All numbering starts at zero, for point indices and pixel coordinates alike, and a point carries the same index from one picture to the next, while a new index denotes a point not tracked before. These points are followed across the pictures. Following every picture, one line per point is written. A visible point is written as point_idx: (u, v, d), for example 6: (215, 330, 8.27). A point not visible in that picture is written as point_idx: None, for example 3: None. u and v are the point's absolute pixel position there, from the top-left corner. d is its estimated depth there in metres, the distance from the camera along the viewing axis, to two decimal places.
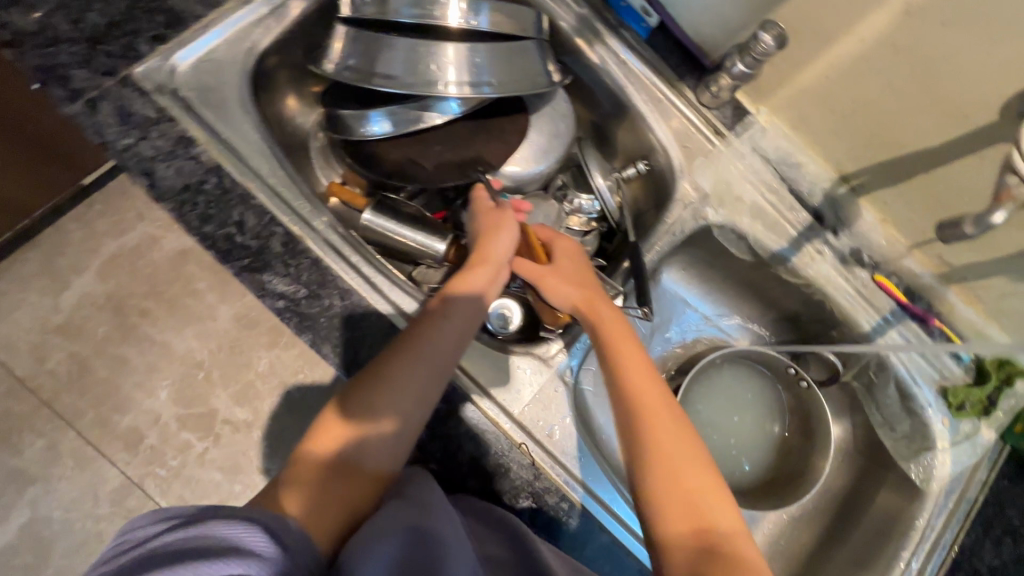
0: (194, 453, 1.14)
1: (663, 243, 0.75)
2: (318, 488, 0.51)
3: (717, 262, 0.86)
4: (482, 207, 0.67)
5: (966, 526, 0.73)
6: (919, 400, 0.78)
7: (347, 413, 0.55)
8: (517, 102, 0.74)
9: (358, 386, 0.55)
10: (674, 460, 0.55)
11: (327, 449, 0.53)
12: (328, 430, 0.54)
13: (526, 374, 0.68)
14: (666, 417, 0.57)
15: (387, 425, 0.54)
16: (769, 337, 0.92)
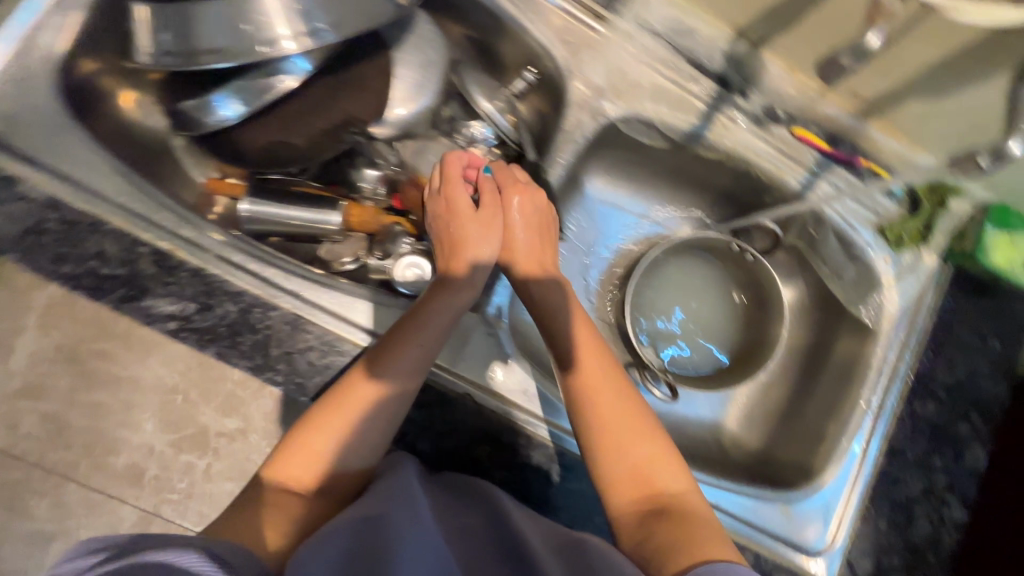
0: (196, 474, 0.91)
1: (567, 153, 0.70)
2: (296, 510, 0.51)
3: (637, 155, 0.80)
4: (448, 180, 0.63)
5: (918, 354, 0.75)
6: (859, 244, 0.77)
7: (313, 446, 0.53)
8: (371, 38, 0.67)
9: (328, 409, 0.54)
10: (625, 437, 0.56)
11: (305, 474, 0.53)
12: (296, 455, 0.53)
13: (456, 325, 0.65)
14: (616, 399, 0.58)
15: (370, 442, 0.54)
16: (712, 220, 0.89)
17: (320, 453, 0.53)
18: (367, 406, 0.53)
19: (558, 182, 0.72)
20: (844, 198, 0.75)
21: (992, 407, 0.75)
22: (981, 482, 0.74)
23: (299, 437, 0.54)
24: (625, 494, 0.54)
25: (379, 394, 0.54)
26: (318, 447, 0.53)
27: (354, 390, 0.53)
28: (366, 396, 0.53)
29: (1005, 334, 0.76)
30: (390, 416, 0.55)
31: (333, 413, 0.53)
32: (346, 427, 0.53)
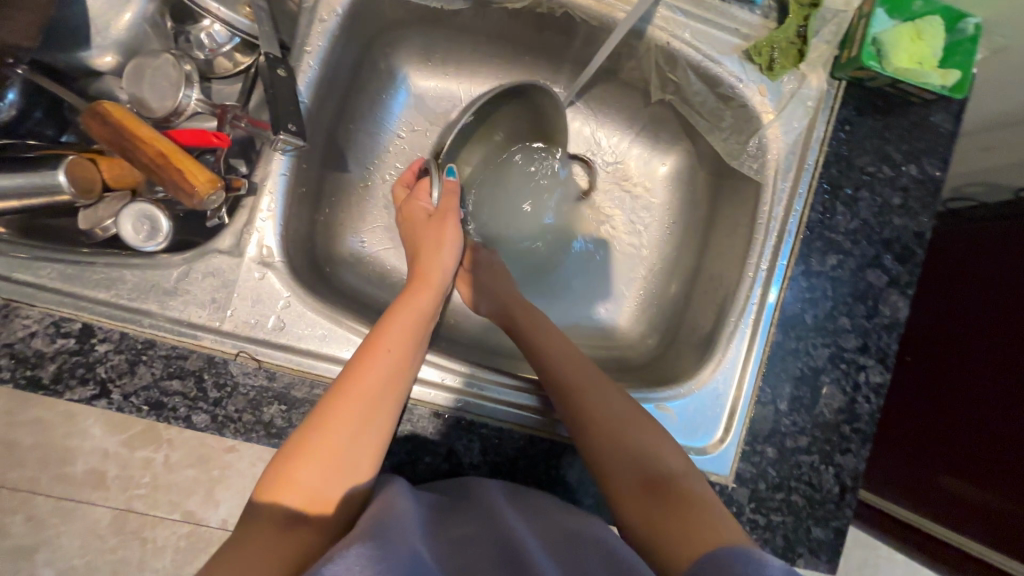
0: (158, 462, 0.93)
1: (321, 39, 0.55)
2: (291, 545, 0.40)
3: (442, 24, 0.65)
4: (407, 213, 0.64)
5: (811, 198, 0.62)
6: (727, 79, 0.61)
7: (307, 444, 0.44)
8: None
9: (325, 413, 0.45)
10: (609, 411, 0.53)
11: (287, 486, 0.42)
12: (296, 471, 0.43)
13: (213, 277, 0.53)
14: (604, 394, 0.54)
15: (360, 455, 0.45)
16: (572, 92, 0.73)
17: (326, 469, 0.43)
18: (376, 395, 0.47)
19: (315, 82, 0.56)
20: (693, 24, 0.60)
21: (908, 245, 0.63)
22: (899, 333, 0.63)
23: (291, 451, 0.44)
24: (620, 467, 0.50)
25: (383, 383, 0.48)
26: (313, 459, 0.43)
27: (362, 381, 0.47)
28: (354, 382, 0.47)
29: (914, 155, 0.63)
30: (395, 402, 0.48)
31: (325, 421, 0.45)
32: (340, 432, 0.44)
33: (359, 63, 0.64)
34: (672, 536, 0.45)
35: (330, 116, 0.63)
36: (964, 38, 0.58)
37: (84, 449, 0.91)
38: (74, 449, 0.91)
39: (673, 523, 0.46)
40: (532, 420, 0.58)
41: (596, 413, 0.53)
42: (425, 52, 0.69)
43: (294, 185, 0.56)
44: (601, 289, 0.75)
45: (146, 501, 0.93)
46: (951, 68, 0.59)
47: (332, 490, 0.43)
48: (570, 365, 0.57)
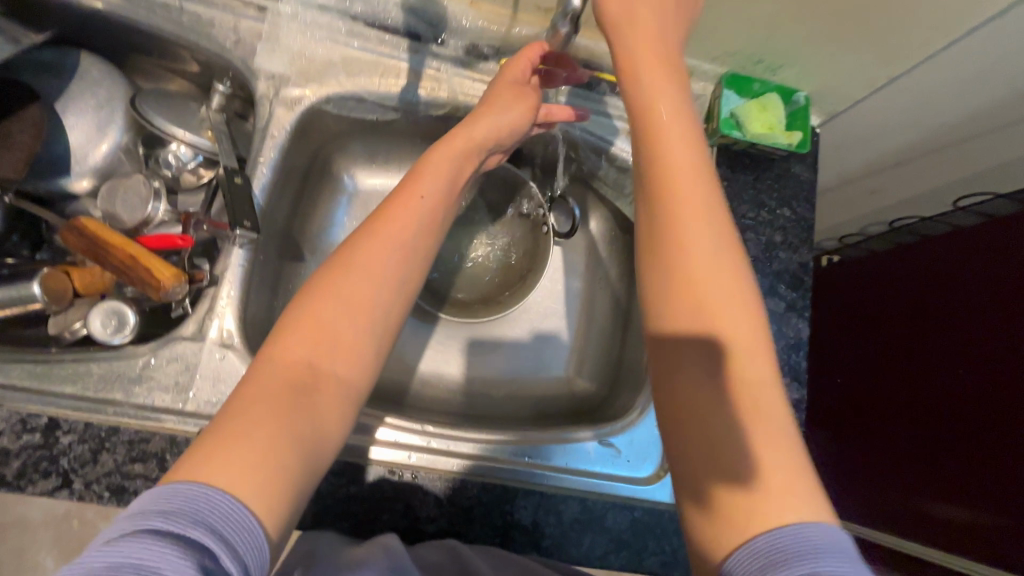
0: None
1: (271, 150, 0.65)
2: (278, 426, 0.36)
3: (380, 130, 0.77)
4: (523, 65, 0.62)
5: None
6: (620, 154, 0.73)
7: (321, 313, 0.42)
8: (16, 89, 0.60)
9: (335, 281, 0.43)
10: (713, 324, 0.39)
11: (297, 354, 0.40)
12: (302, 335, 0.41)
13: (175, 363, 0.57)
14: (711, 226, 0.42)
15: (382, 328, 0.44)
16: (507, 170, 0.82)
17: (339, 331, 0.41)
18: (400, 250, 0.47)
19: (268, 188, 0.65)
20: (585, 113, 0.73)
21: (796, 274, 0.73)
22: (805, 352, 0.71)
23: (306, 309, 0.42)
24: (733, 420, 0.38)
25: (402, 233, 0.47)
26: (328, 319, 0.41)
27: (371, 247, 0.46)
28: (376, 249, 0.45)
29: (785, 200, 0.75)
30: (406, 270, 0.47)
31: (345, 277, 0.44)
32: (359, 303, 0.43)
33: (308, 168, 0.74)
34: (713, 436, 0.38)
35: (284, 214, 0.71)
36: (800, 107, 0.73)
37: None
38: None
39: (722, 419, 0.38)
40: (487, 468, 0.62)
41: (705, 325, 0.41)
42: (368, 156, 0.80)
43: (252, 274, 0.63)
44: (563, 317, 0.83)
45: None
46: (795, 130, 0.73)
47: (349, 358, 0.41)
48: (676, 156, 0.43)
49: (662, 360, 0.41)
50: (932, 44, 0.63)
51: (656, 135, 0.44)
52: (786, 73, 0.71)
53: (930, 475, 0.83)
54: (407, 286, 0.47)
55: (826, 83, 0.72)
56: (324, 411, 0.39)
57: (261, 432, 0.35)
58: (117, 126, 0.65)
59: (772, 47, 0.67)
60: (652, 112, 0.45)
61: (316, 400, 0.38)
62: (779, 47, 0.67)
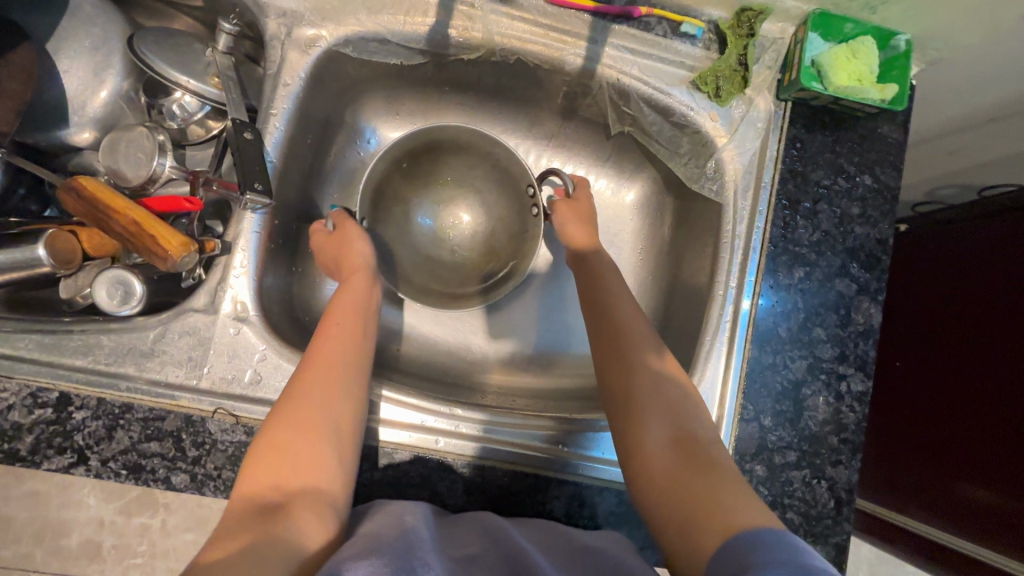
0: (152, 529, 0.80)
1: (285, 101, 0.58)
2: (251, 538, 0.38)
3: (405, 77, 0.68)
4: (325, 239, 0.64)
5: (771, 215, 0.63)
6: (677, 109, 0.64)
7: (280, 439, 0.45)
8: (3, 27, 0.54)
9: (286, 410, 0.47)
10: (634, 390, 0.53)
11: (258, 484, 0.43)
12: (264, 465, 0.44)
13: (189, 337, 0.54)
14: (646, 338, 0.57)
15: (339, 440, 0.47)
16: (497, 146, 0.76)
17: (298, 456, 0.45)
18: (338, 371, 0.50)
19: (284, 141, 0.58)
20: (641, 59, 0.63)
21: (873, 252, 0.64)
22: (875, 339, 0.63)
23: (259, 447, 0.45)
24: (652, 428, 0.51)
25: (329, 361, 0.51)
26: (286, 442, 0.45)
27: (305, 379, 0.49)
28: (299, 389, 0.48)
29: (868, 165, 0.65)
30: (346, 380, 0.50)
31: (289, 406, 0.47)
32: (310, 417, 0.47)
33: (327, 119, 0.67)
34: (696, 506, 0.44)
35: (300, 174, 0.65)
36: (899, 54, 0.62)
37: (79, 520, 0.78)
38: (68, 523, 0.78)
39: (698, 483, 0.46)
40: (517, 455, 0.58)
41: (646, 398, 0.52)
42: (392, 106, 0.72)
43: (268, 239, 0.58)
44: None
45: (143, 570, 0.80)
46: (890, 82, 0.62)
47: (317, 473, 0.45)
48: (616, 320, 0.58)
49: (648, 491, 0.48)
50: None
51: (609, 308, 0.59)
52: (887, 11, 0.59)
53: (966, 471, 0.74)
54: (357, 393, 0.51)
55: (935, 25, 0.60)
56: (299, 517, 0.41)
57: (238, 547, 0.37)
58: (115, 70, 0.58)
59: None
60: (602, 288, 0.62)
61: (289, 512, 0.41)
62: None
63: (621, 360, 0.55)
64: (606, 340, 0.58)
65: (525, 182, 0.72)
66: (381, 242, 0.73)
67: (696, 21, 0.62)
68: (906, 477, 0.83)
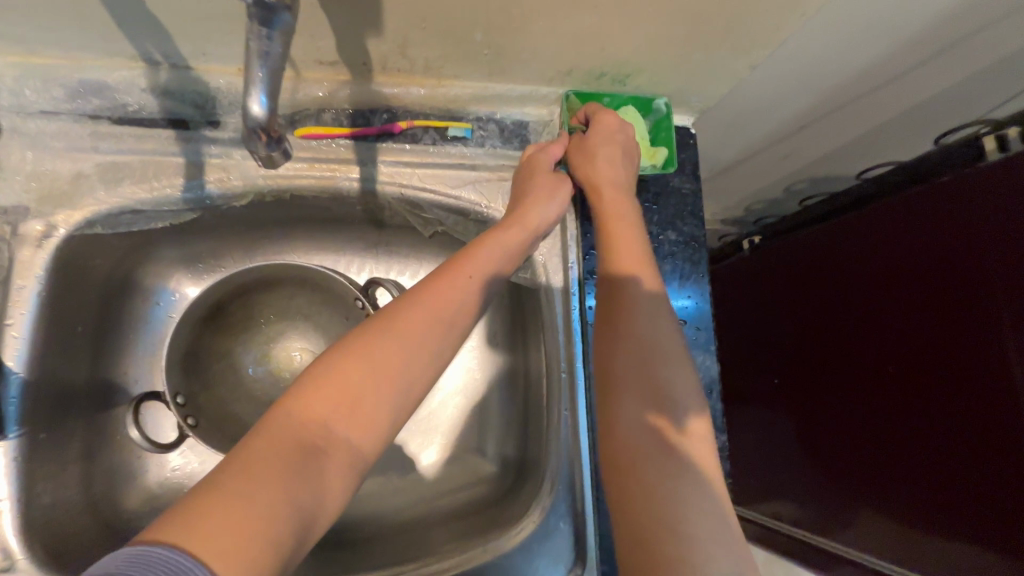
0: None
1: (20, 308, 0.51)
2: (275, 491, 0.34)
3: (186, 231, 0.64)
4: (543, 166, 0.59)
5: (585, 293, 0.62)
6: (469, 209, 0.63)
7: (349, 370, 0.40)
8: None
9: (373, 342, 0.42)
10: (636, 327, 0.51)
11: (311, 413, 0.38)
12: (323, 392, 0.39)
13: None
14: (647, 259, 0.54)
15: (410, 397, 0.42)
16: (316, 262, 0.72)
17: (358, 393, 0.40)
18: (442, 320, 0.45)
19: (31, 351, 0.52)
20: (419, 169, 0.61)
21: (694, 304, 0.64)
22: (718, 392, 0.63)
23: (327, 372, 0.40)
24: (629, 407, 0.48)
25: (439, 307, 0.45)
26: (361, 373, 0.40)
27: (405, 318, 0.44)
28: (412, 320, 0.44)
29: (668, 221, 0.66)
30: (451, 332, 0.46)
31: (376, 343, 0.42)
32: (392, 363, 0.42)
33: (102, 297, 0.61)
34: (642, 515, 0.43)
35: (76, 364, 0.58)
36: (662, 116, 0.64)
37: None
38: None
39: (652, 496, 0.43)
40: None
41: (635, 345, 0.50)
42: (186, 258, 0.68)
43: (32, 462, 0.51)
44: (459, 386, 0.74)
45: None
46: (660, 144, 0.64)
47: (368, 426, 0.40)
48: (621, 236, 0.55)
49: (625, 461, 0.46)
50: (782, 29, 0.54)
51: (613, 218, 0.56)
52: (636, 81, 0.61)
53: (912, 445, 0.74)
54: (447, 354, 0.46)
55: (686, 84, 0.62)
56: (328, 479, 0.37)
57: (256, 497, 0.34)
58: None
59: (607, 59, 0.56)
60: (613, 218, 0.56)
61: (327, 470, 0.37)
62: (614, 58, 0.56)
63: (620, 386, 0.49)
64: (612, 238, 0.55)
65: (351, 295, 0.70)
66: (206, 404, 0.67)
67: (462, 123, 0.61)
68: (866, 448, 0.81)
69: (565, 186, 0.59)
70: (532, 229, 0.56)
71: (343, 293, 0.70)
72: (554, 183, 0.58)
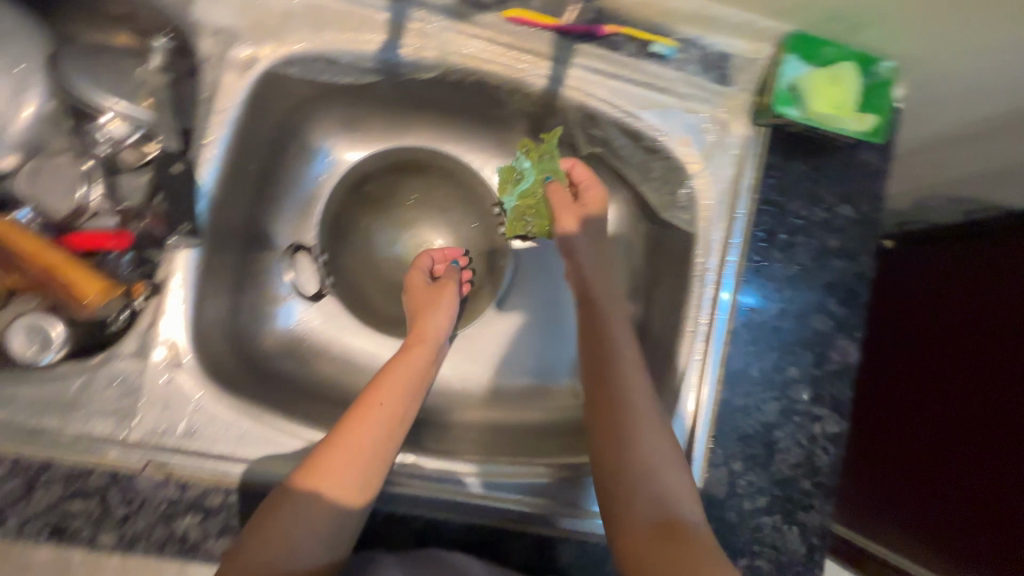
0: None
1: (219, 130, 0.54)
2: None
3: (359, 95, 0.64)
4: (415, 287, 0.65)
5: (746, 248, 0.60)
6: (648, 134, 0.60)
7: (276, 521, 0.43)
8: None
9: (330, 449, 0.47)
10: (624, 444, 0.49)
11: (282, 523, 0.43)
12: (290, 506, 0.44)
13: (120, 386, 0.50)
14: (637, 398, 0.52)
15: (364, 479, 0.46)
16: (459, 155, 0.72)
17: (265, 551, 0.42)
18: (361, 443, 0.47)
19: (221, 171, 0.55)
20: (609, 81, 0.59)
21: (851, 286, 0.61)
22: (852, 378, 0.61)
23: (311, 462, 0.46)
24: (649, 484, 0.47)
25: (371, 416, 0.49)
26: (335, 467, 0.45)
27: (335, 441, 0.47)
28: (339, 445, 0.47)
29: (847, 195, 0.61)
30: (394, 432, 0.49)
31: (332, 448, 0.47)
32: (341, 451, 0.46)
33: (276, 142, 0.63)
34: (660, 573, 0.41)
35: (246, 198, 0.61)
36: (881, 81, 0.58)
37: None
38: None
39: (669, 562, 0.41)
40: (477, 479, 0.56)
41: (638, 475, 0.47)
42: (347, 122, 0.68)
43: (205, 278, 0.54)
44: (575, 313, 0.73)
45: None
46: (870, 111, 0.58)
47: (322, 518, 0.44)
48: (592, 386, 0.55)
49: (636, 541, 0.44)
50: None
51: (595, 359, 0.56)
52: (870, 34, 0.56)
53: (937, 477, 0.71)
54: (382, 459, 0.48)
55: (921, 50, 0.56)
56: (298, 549, 0.43)
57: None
58: None
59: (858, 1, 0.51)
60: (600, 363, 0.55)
61: (294, 538, 0.43)
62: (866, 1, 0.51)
63: (627, 471, 0.48)
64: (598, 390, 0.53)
65: (491, 200, 0.73)
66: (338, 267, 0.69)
67: (668, 40, 0.58)
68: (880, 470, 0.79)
69: (444, 292, 0.63)
70: (427, 344, 0.58)
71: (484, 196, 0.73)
72: (437, 295, 0.63)
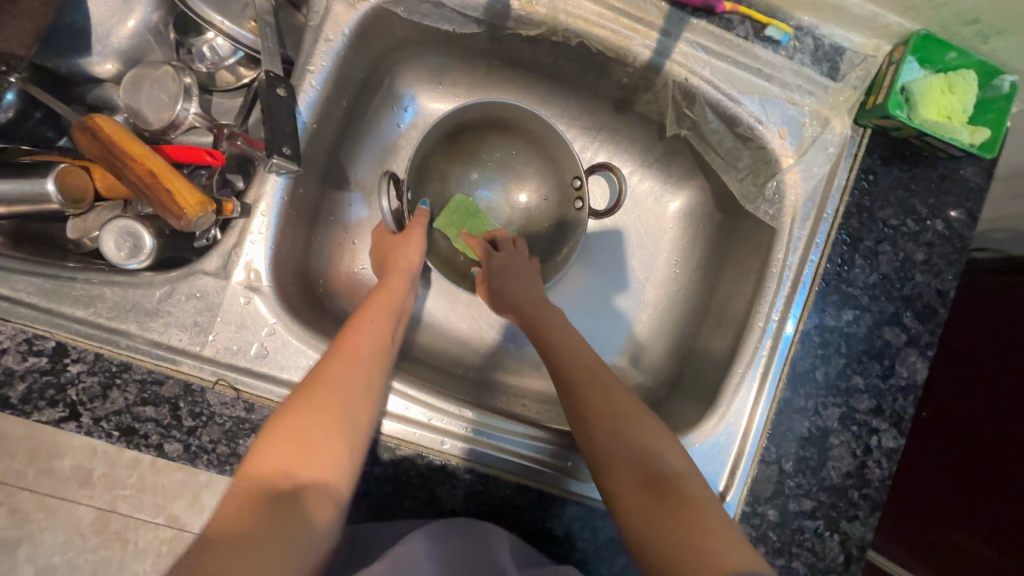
0: None
1: (321, 59, 0.53)
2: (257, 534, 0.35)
3: (454, 45, 0.63)
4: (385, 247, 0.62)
5: (829, 249, 0.58)
6: (745, 121, 0.59)
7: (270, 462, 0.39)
8: None
9: (308, 395, 0.44)
10: (591, 401, 0.51)
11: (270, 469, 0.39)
12: (277, 451, 0.40)
13: (198, 302, 0.51)
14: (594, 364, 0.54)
15: (353, 425, 0.44)
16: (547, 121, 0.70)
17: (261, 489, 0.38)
18: (344, 389, 0.45)
19: (318, 102, 0.54)
20: (715, 61, 0.57)
21: (930, 302, 0.59)
22: (915, 395, 0.59)
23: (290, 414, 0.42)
24: (630, 433, 0.49)
25: (353, 361, 0.47)
26: (314, 416, 0.42)
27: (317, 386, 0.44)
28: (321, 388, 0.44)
29: (940, 209, 0.60)
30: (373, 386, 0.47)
31: (312, 394, 0.44)
32: (328, 399, 0.44)
33: (366, 82, 0.62)
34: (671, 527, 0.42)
35: (332, 134, 0.60)
36: (999, 95, 0.56)
37: None
38: None
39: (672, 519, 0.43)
40: (499, 459, 0.54)
41: (609, 432, 0.49)
42: (435, 73, 0.67)
43: (288, 206, 0.54)
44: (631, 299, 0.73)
45: None
46: (982, 125, 0.56)
47: (319, 464, 0.40)
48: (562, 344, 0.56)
49: (632, 501, 0.46)
50: None
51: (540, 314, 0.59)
52: (999, 43, 0.54)
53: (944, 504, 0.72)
54: (367, 407, 0.46)
55: None
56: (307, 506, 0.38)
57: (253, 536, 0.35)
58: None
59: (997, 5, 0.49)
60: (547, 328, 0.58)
61: (299, 500, 0.38)
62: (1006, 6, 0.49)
63: (595, 416, 0.50)
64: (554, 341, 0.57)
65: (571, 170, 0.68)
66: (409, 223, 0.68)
67: (783, 26, 0.56)
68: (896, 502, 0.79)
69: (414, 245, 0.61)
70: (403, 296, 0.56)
71: (567, 167, 0.68)
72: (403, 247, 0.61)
